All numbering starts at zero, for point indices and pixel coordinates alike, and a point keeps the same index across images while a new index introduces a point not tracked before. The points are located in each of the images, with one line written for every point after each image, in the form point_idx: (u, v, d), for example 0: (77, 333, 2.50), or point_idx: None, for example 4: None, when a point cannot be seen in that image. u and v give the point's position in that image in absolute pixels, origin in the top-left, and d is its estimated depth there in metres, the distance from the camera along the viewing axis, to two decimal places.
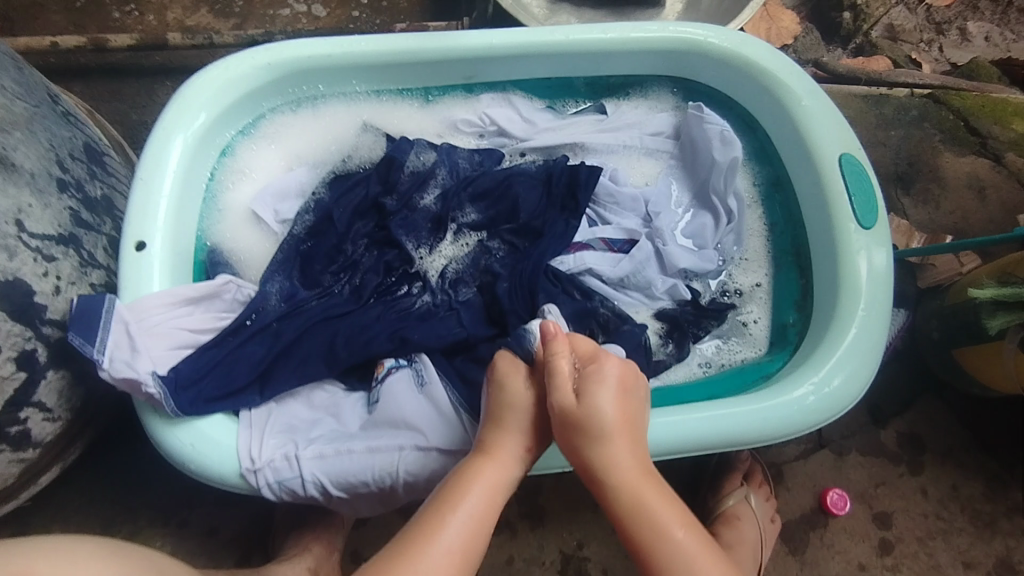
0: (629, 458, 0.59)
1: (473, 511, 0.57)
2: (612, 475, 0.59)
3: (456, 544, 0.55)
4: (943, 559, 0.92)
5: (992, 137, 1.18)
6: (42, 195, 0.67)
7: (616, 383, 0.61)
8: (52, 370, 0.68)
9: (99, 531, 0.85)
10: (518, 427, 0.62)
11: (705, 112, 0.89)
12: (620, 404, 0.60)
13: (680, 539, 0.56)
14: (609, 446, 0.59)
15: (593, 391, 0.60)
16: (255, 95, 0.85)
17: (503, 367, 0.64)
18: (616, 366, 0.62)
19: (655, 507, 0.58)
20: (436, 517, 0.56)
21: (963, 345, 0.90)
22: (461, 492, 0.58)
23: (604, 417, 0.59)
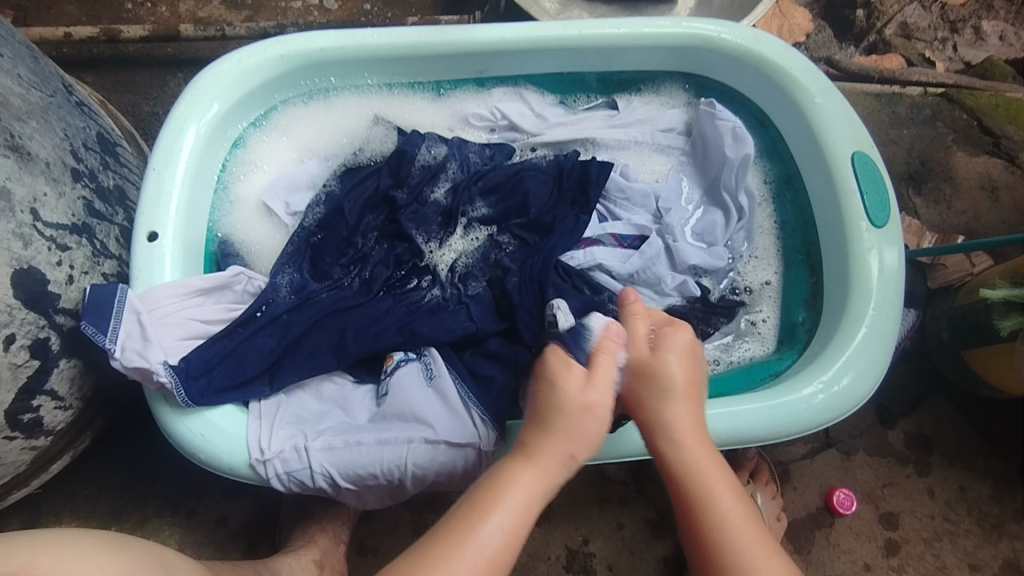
0: (689, 422, 0.58)
1: (514, 509, 0.53)
2: (676, 449, 0.57)
3: (497, 542, 0.51)
4: (949, 560, 0.92)
5: (1005, 136, 1.18)
6: (57, 184, 0.67)
7: (685, 350, 0.59)
8: (64, 358, 0.69)
9: (109, 519, 0.86)
10: (574, 433, 0.55)
11: (717, 108, 0.89)
12: (688, 370, 0.58)
13: (734, 521, 0.54)
14: (674, 407, 0.57)
15: (666, 352, 0.58)
16: (268, 87, 0.86)
17: (554, 364, 0.57)
18: (688, 333, 0.59)
19: (713, 492, 0.55)
20: (465, 521, 0.52)
21: (972, 346, 0.90)
22: (504, 487, 0.54)
23: (671, 379, 0.57)
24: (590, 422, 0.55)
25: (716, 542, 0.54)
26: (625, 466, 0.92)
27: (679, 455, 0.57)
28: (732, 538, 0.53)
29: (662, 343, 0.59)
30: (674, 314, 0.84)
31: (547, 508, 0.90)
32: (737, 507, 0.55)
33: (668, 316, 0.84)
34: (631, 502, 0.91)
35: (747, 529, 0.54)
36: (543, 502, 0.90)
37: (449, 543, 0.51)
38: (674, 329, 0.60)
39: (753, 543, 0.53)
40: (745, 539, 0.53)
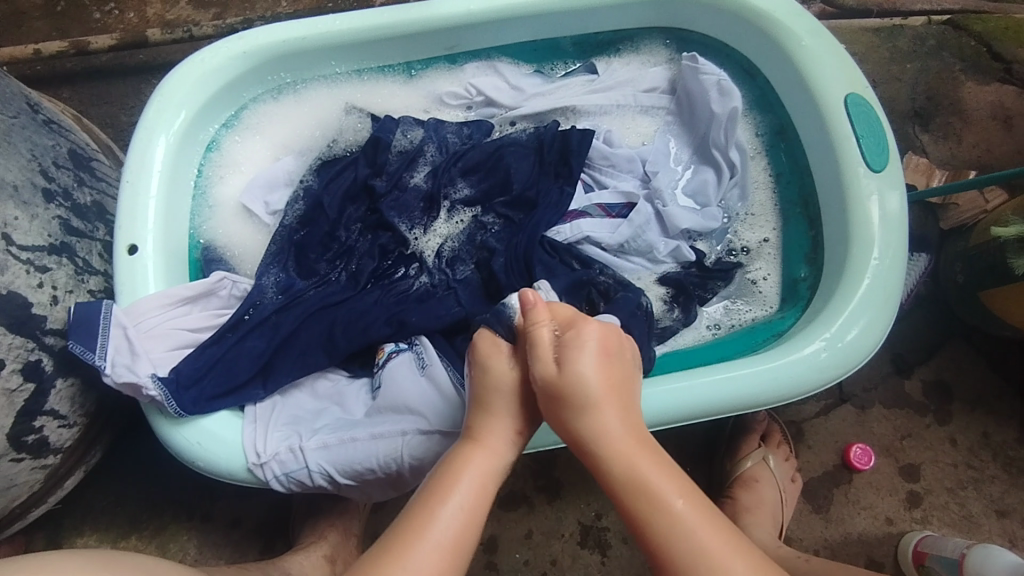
0: (619, 425, 0.53)
1: (462, 503, 0.51)
2: (604, 447, 0.53)
3: (445, 543, 0.49)
4: (975, 508, 0.90)
5: (1016, 61, 1.11)
6: (28, 206, 0.67)
7: (598, 345, 0.54)
8: (60, 378, 0.70)
9: (130, 529, 0.88)
10: (512, 410, 0.56)
11: (700, 62, 0.84)
12: (604, 364, 0.54)
13: (681, 509, 0.50)
14: (601, 414, 0.53)
15: (580, 341, 0.54)
16: (235, 86, 0.84)
17: (483, 348, 0.57)
18: (596, 327, 0.55)
19: (650, 482, 0.51)
20: (417, 513, 0.50)
21: (989, 287, 0.86)
22: (449, 479, 0.52)
23: (587, 381, 0.53)
24: (525, 395, 0.56)
25: (658, 539, 0.49)
26: None
27: (605, 452, 0.53)
28: (677, 533, 0.49)
29: (568, 340, 0.54)
30: (668, 282, 0.82)
31: (557, 486, 0.90)
32: (679, 493, 0.51)
33: (662, 284, 0.83)
34: None
35: (693, 514, 0.50)
36: (553, 480, 0.90)
37: (396, 543, 0.48)
38: (580, 326, 0.55)
39: (700, 528, 0.49)
40: (693, 524, 0.49)
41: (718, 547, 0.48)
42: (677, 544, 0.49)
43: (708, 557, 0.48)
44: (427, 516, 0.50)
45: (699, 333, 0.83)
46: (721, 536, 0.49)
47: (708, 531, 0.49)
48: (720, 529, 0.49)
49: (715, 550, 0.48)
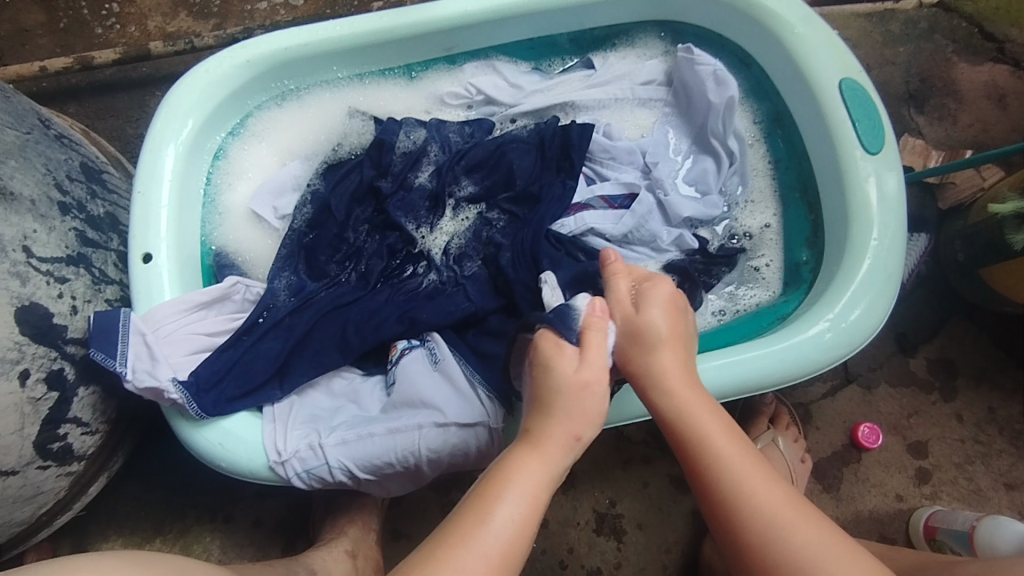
0: (680, 367, 0.57)
1: (523, 500, 0.52)
2: (682, 408, 0.56)
3: (504, 539, 0.50)
4: (983, 482, 0.91)
5: (1009, 40, 1.12)
6: (45, 219, 0.68)
7: (670, 300, 0.59)
8: (83, 386, 0.71)
9: (152, 533, 0.90)
10: (576, 413, 0.54)
11: (695, 53, 0.85)
12: (673, 321, 0.58)
13: (741, 463, 0.54)
14: (662, 355, 0.57)
15: (649, 305, 0.58)
16: (239, 94, 0.85)
17: (546, 349, 0.56)
18: (671, 284, 0.60)
19: (719, 440, 0.55)
20: (472, 517, 0.50)
21: (990, 264, 0.87)
22: (507, 477, 0.52)
23: (661, 348, 0.57)
24: (593, 401, 0.55)
25: (727, 491, 0.53)
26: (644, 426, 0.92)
27: (692, 412, 0.56)
28: (735, 476, 0.53)
29: (642, 298, 0.59)
30: (674, 270, 0.83)
31: (570, 475, 0.91)
32: (744, 454, 0.54)
33: (668, 272, 0.83)
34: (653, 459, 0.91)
35: (753, 471, 0.53)
36: (566, 470, 0.91)
37: (458, 538, 0.50)
38: (654, 282, 0.60)
39: (759, 481, 0.53)
40: (750, 476, 0.53)
41: (772, 499, 0.52)
42: (733, 483, 0.53)
43: (766, 509, 0.52)
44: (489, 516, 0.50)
45: (705, 320, 0.84)
46: (773, 489, 0.53)
47: (762, 483, 0.53)
48: (772, 479, 0.53)
49: (771, 499, 0.52)
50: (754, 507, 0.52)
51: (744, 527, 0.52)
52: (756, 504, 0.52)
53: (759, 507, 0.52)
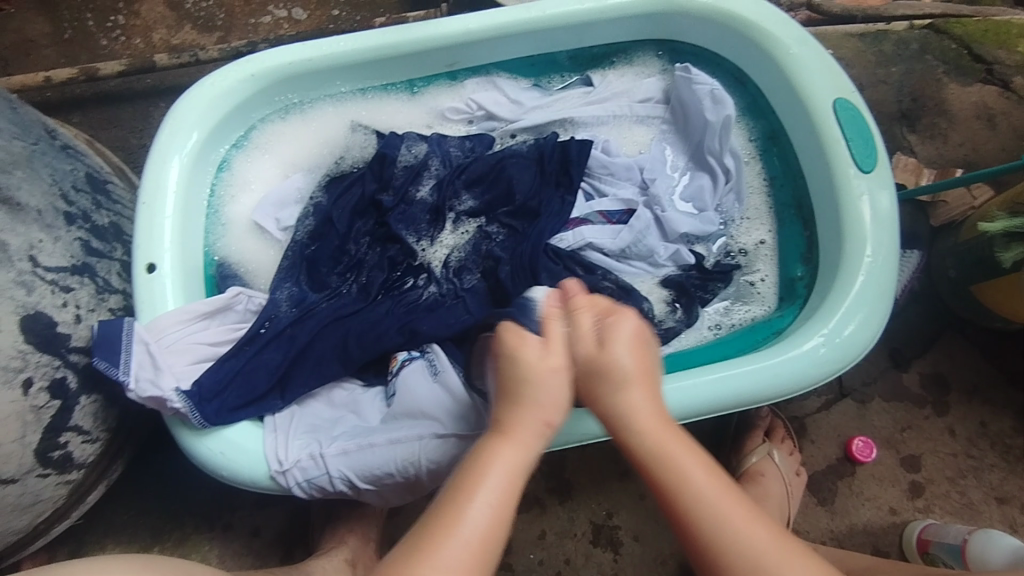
0: (647, 405, 0.58)
1: (496, 489, 0.53)
2: (636, 431, 0.57)
3: (483, 525, 0.51)
4: (975, 496, 0.92)
5: (998, 62, 1.15)
6: (51, 229, 0.69)
7: (632, 335, 0.59)
8: (84, 395, 0.72)
9: (150, 541, 0.90)
10: (545, 399, 0.57)
11: (693, 72, 0.87)
12: (637, 356, 0.58)
13: (696, 474, 0.54)
14: (630, 392, 0.58)
15: (611, 336, 0.58)
16: (244, 107, 0.86)
17: (509, 340, 0.59)
18: (631, 320, 0.60)
19: (674, 455, 0.55)
20: (447, 509, 0.52)
21: (981, 281, 0.89)
22: (479, 470, 0.54)
23: (621, 376, 0.58)
24: (553, 385, 0.58)
25: (683, 504, 0.53)
26: None
27: (639, 430, 0.57)
28: (707, 513, 0.52)
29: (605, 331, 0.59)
30: (669, 284, 0.85)
31: (568, 486, 0.92)
32: (702, 467, 0.55)
33: (664, 287, 0.85)
34: None
35: (708, 478, 0.54)
36: (563, 481, 0.92)
37: (434, 531, 0.51)
38: (614, 320, 0.59)
39: (715, 491, 0.53)
40: (707, 486, 0.54)
41: (731, 509, 0.52)
42: (709, 522, 0.52)
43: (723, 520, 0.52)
44: (464, 504, 0.52)
45: (702, 334, 0.85)
46: (732, 499, 0.53)
47: (720, 495, 0.53)
48: (730, 492, 0.54)
49: (728, 512, 0.52)
50: (715, 518, 0.52)
51: (704, 542, 0.52)
52: (717, 514, 0.52)
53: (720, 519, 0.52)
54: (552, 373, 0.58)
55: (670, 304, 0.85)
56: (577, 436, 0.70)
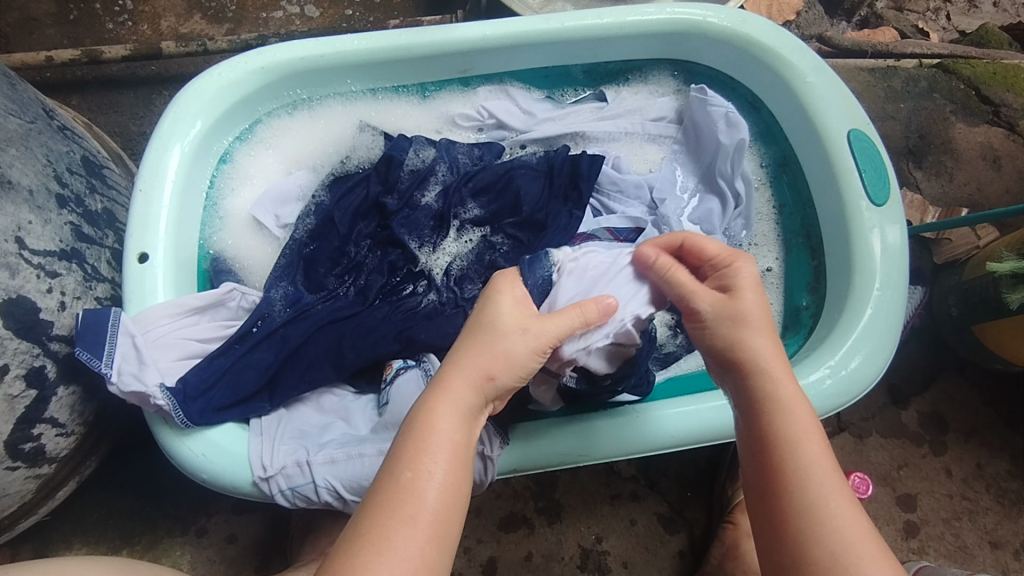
0: (794, 397, 0.54)
1: (446, 448, 0.48)
2: (781, 426, 0.52)
3: (438, 498, 0.46)
4: (970, 539, 0.91)
5: (1004, 105, 1.15)
6: (42, 211, 0.67)
7: (755, 282, 0.58)
8: (62, 386, 0.68)
9: (120, 543, 0.86)
10: (492, 349, 0.52)
11: (708, 94, 0.87)
12: (766, 336, 0.56)
13: (826, 479, 0.50)
14: (778, 384, 0.54)
15: (744, 292, 0.57)
16: (251, 100, 0.85)
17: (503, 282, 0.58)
18: (755, 267, 0.59)
19: (808, 452, 0.51)
20: (395, 479, 0.46)
21: (983, 321, 0.88)
22: (426, 430, 0.48)
23: (758, 359, 0.55)
24: (512, 341, 0.53)
25: (797, 502, 0.49)
26: (634, 462, 0.91)
27: (782, 422, 0.52)
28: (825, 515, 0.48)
29: (728, 282, 0.58)
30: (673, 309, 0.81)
31: (558, 508, 0.89)
32: (830, 467, 0.51)
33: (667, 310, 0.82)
34: (642, 497, 0.90)
35: (834, 484, 0.50)
36: (553, 502, 0.90)
37: (384, 509, 0.45)
38: (737, 266, 0.58)
39: (838, 498, 0.49)
40: (830, 492, 0.49)
41: (850, 517, 0.48)
42: (825, 525, 0.48)
43: (841, 528, 0.48)
44: (412, 476, 0.46)
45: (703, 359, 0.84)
46: (852, 508, 0.49)
47: (843, 503, 0.49)
48: (853, 502, 0.49)
49: (846, 522, 0.48)
50: (831, 530, 0.48)
51: (813, 553, 0.47)
52: (835, 525, 0.48)
53: (839, 529, 0.48)
54: (511, 329, 0.53)
55: (672, 329, 0.82)
56: (592, 455, 0.69)
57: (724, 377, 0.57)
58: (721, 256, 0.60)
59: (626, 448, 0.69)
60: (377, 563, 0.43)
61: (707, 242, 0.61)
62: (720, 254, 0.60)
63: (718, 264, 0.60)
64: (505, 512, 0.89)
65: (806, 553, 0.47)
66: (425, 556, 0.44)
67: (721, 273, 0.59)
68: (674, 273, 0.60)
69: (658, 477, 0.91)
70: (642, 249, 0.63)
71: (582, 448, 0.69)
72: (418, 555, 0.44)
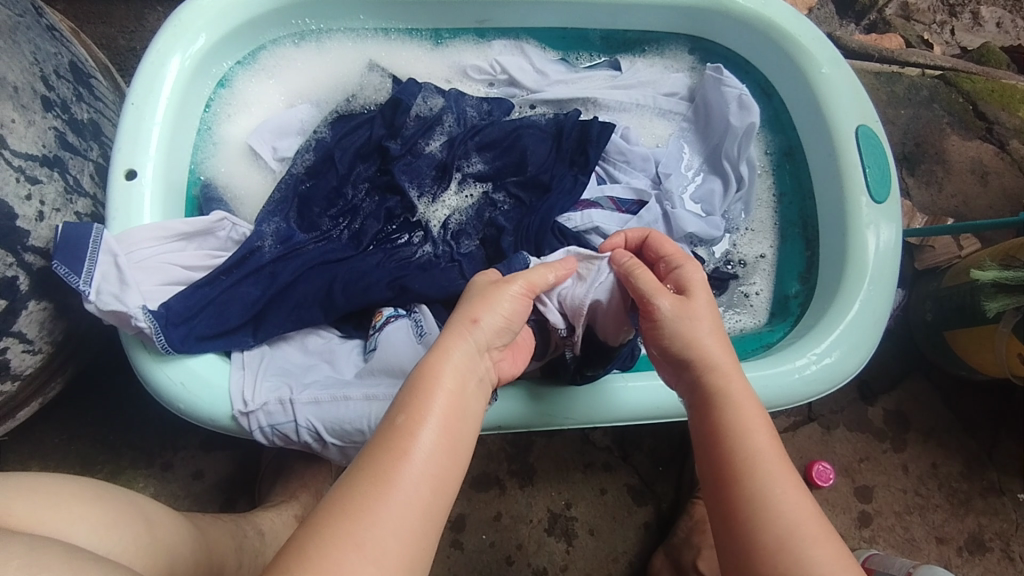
0: (746, 391, 0.54)
1: (446, 401, 0.48)
2: (727, 417, 0.52)
3: (437, 444, 0.46)
4: (918, 533, 0.95)
5: (998, 123, 1.18)
6: (25, 111, 0.63)
7: (705, 285, 0.59)
8: (34, 300, 0.65)
9: (80, 471, 0.84)
10: (482, 301, 0.54)
11: (724, 74, 0.85)
12: (718, 336, 0.56)
13: (772, 465, 0.50)
14: (727, 380, 0.54)
15: (693, 294, 0.57)
16: (257, 24, 0.82)
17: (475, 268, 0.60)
18: (703, 271, 0.60)
19: (755, 442, 0.51)
20: (397, 423, 0.46)
21: (956, 328, 0.90)
22: (428, 378, 0.49)
23: (709, 356, 0.55)
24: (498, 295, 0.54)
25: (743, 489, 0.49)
26: (610, 433, 0.93)
27: (730, 414, 0.52)
28: (772, 501, 0.48)
29: (680, 283, 0.59)
30: None
31: (531, 472, 0.90)
32: (776, 456, 0.50)
33: None
34: (614, 467, 0.91)
35: (781, 471, 0.49)
36: (527, 465, 0.90)
37: (384, 449, 0.45)
38: (688, 267, 0.59)
39: (784, 484, 0.49)
40: (775, 477, 0.49)
41: (795, 501, 0.48)
42: (770, 512, 0.47)
43: (789, 513, 0.47)
44: (414, 422, 0.46)
45: None
46: (798, 492, 0.49)
47: (789, 488, 0.49)
48: (799, 487, 0.49)
49: (793, 507, 0.48)
50: (777, 515, 0.47)
51: (760, 535, 0.47)
52: (781, 507, 0.48)
53: (784, 513, 0.47)
54: (497, 288, 0.55)
55: None
56: (601, 419, 0.69)
57: (677, 374, 0.57)
58: (675, 256, 0.61)
59: (627, 416, 0.69)
60: (380, 501, 0.43)
61: (666, 243, 0.63)
62: (673, 255, 0.61)
63: (671, 264, 0.61)
64: (478, 471, 0.90)
65: (755, 536, 0.47)
66: (423, 497, 0.44)
67: (674, 274, 0.60)
68: (638, 274, 0.59)
69: (632, 450, 0.92)
70: (616, 253, 0.62)
71: (590, 411, 0.68)
72: (419, 492, 0.44)
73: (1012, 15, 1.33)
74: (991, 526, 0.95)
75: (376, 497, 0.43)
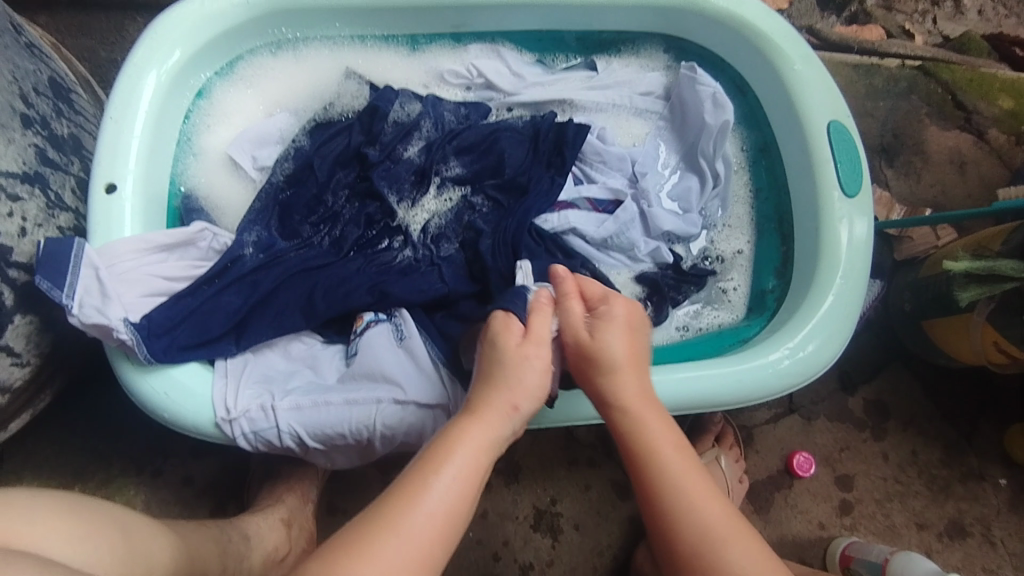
0: (654, 420, 0.58)
1: (462, 467, 0.53)
2: (641, 448, 0.57)
3: (446, 501, 0.51)
4: (898, 519, 0.96)
5: (977, 112, 1.18)
6: (5, 130, 0.64)
7: (624, 324, 0.60)
8: (19, 314, 0.66)
9: (73, 479, 0.86)
10: (517, 382, 0.57)
11: (698, 72, 0.86)
12: (635, 377, 0.59)
13: (689, 484, 0.55)
14: (642, 414, 0.58)
15: (604, 338, 0.59)
16: (234, 35, 0.83)
17: (496, 326, 0.59)
18: (625, 306, 0.62)
19: (668, 462, 0.56)
20: (414, 480, 0.51)
21: (931, 317, 0.92)
22: (448, 445, 0.54)
23: (617, 397, 0.59)
24: (527, 370, 0.58)
25: (661, 503, 0.55)
26: (594, 430, 0.94)
27: (643, 442, 0.57)
28: (690, 515, 0.54)
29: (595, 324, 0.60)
30: (643, 281, 0.84)
31: (516, 469, 0.92)
32: (689, 472, 0.56)
33: (637, 282, 0.84)
34: (598, 463, 0.93)
35: (695, 485, 0.55)
36: (512, 463, 0.92)
37: (396, 500, 0.50)
38: (609, 304, 0.61)
39: (699, 498, 0.54)
40: (692, 495, 0.55)
41: (710, 512, 0.54)
42: (690, 524, 0.53)
43: (702, 518, 0.53)
44: (427, 480, 0.51)
45: (668, 333, 0.87)
46: (713, 503, 0.55)
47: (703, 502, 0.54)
48: (712, 497, 0.55)
49: (704, 516, 0.54)
50: (694, 525, 0.53)
51: (676, 543, 0.54)
52: (696, 519, 0.53)
53: (704, 522, 0.53)
54: (530, 361, 0.58)
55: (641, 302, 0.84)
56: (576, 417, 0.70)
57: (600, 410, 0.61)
58: (597, 296, 0.62)
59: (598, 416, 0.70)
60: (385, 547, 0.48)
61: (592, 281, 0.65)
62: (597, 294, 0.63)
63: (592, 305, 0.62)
64: None
65: (676, 545, 0.54)
66: (424, 548, 0.49)
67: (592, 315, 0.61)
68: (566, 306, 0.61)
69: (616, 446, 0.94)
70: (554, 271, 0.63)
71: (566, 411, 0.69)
72: (419, 543, 0.49)
73: (993, 2, 1.33)
74: (970, 512, 0.97)
75: (381, 545, 0.48)
